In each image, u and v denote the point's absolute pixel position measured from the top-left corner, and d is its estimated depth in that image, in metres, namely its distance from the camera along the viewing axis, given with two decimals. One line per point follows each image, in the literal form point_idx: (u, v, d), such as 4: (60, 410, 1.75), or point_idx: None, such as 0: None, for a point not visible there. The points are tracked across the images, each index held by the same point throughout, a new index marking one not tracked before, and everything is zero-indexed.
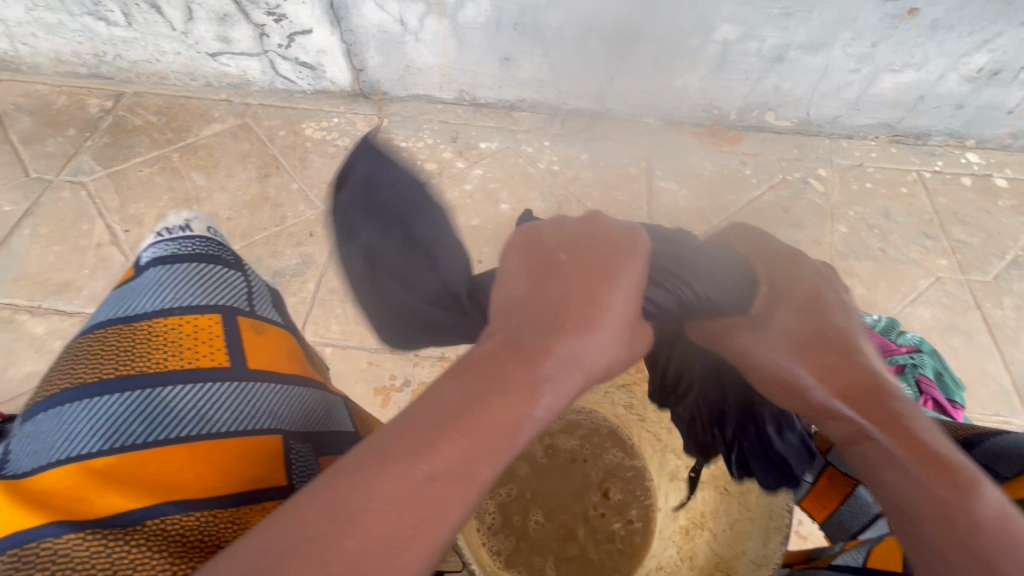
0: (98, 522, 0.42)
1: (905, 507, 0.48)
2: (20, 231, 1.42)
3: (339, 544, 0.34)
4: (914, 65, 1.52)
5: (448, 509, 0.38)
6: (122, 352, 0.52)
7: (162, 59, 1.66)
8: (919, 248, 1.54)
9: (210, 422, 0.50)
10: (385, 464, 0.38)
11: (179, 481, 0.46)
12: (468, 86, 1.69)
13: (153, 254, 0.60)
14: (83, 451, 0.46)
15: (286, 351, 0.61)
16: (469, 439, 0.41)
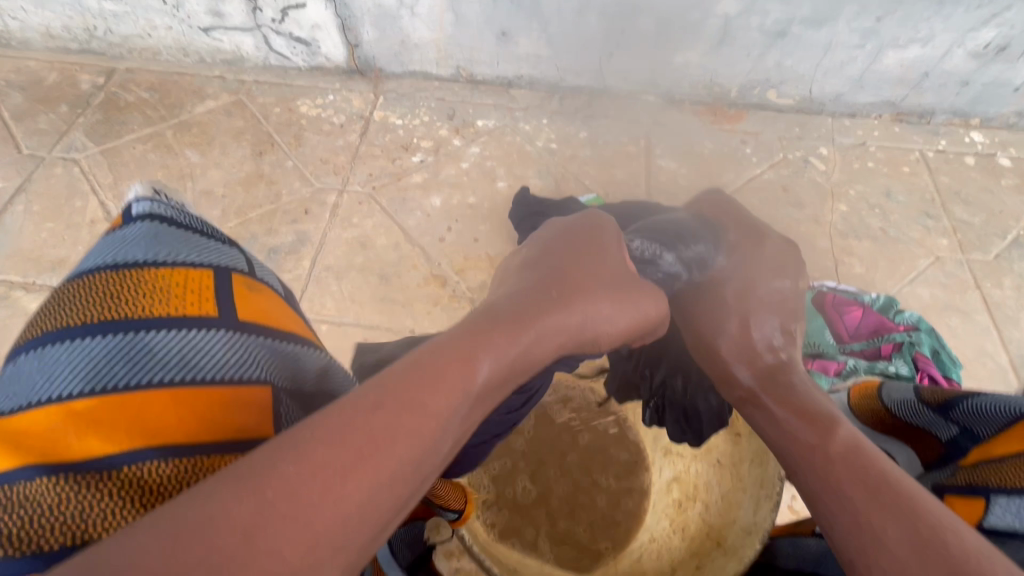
0: (71, 466, 0.40)
1: (790, 460, 0.59)
2: (13, 208, 1.41)
3: (276, 470, 0.34)
4: (920, 40, 1.48)
5: (397, 437, 0.38)
6: (107, 297, 0.48)
7: (154, 34, 1.63)
8: (920, 228, 1.52)
9: (197, 368, 0.48)
10: (338, 399, 0.40)
11: (159, 426, 0.44)
12: (465, 62, 1.66)
13: (146, 204, 0.56)
14: (64, 393, 0.43)
15: (285, 309, 0.59)
16: (419, 375, 0.42)
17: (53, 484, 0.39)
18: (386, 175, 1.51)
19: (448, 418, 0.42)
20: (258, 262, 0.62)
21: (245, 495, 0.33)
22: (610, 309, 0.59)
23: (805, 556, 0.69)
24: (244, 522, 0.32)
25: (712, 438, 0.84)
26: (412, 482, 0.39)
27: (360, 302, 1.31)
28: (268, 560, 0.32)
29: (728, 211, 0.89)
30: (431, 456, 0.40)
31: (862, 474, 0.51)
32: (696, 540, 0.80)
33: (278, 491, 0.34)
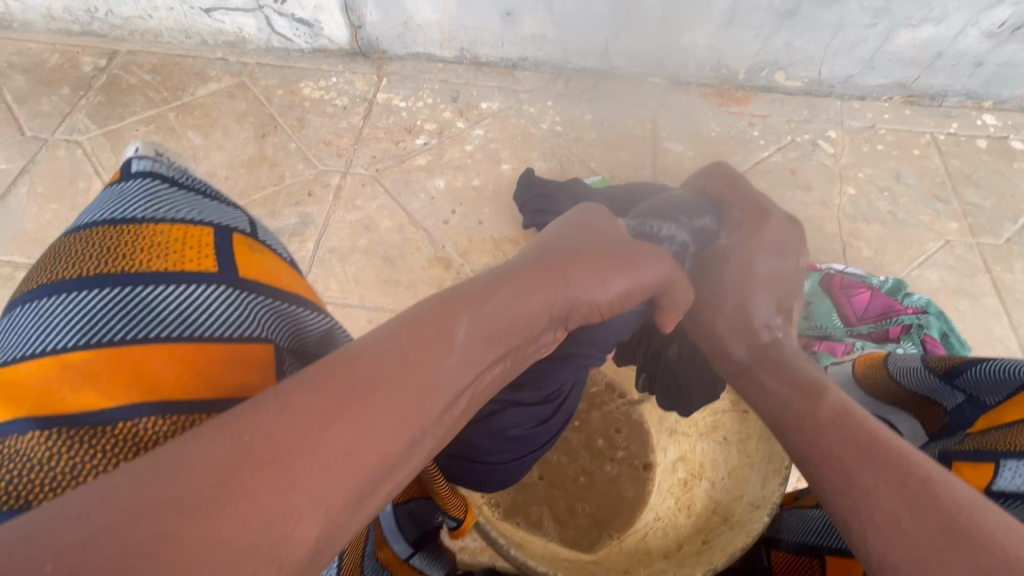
0: (66, 420, 0.40)
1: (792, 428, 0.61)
2: (16, 189, 1.41)
3: (256, 418, 0.35)
4: (933, 19, 1.45)
5: (376, 393, 0.39)
6: (104, 252, 0.49)
7: (155, 16, 1.62)
8: (930, 211, 1.50)
9: (196, 326, 0.48)
10: (325, 361, 0.40)
11: (156, 381, 0.44)
12: (469, 44, 1.64)
13: (145, 162, 0.57)
14: (59, 345, 0.43)
15: (285, 270, 0.59)
16: (402, 334, 0.43)
17: (48, 436, 0.39)
18: (390, 158, 1.50)
19: (433, 375, 0.42)
20: (261, 226, 0.61)
21: (224, 439, 0.33)
22: (609, 273, 0.59)
23: (809, 527, 0.69)
24: (218, 465, 0.32)
25: (718, 417, 0.83)
26: (395, 437, 0.38)
27: (364, 284, 1.31)
28: (245, 502, 0.32)
29: (733, 183, 0.85)
30: (415, 412, 0.40)
31: (856, 438, 0.53)
32: (701, 517, 0.79)
33: (256, 435, 0.34)
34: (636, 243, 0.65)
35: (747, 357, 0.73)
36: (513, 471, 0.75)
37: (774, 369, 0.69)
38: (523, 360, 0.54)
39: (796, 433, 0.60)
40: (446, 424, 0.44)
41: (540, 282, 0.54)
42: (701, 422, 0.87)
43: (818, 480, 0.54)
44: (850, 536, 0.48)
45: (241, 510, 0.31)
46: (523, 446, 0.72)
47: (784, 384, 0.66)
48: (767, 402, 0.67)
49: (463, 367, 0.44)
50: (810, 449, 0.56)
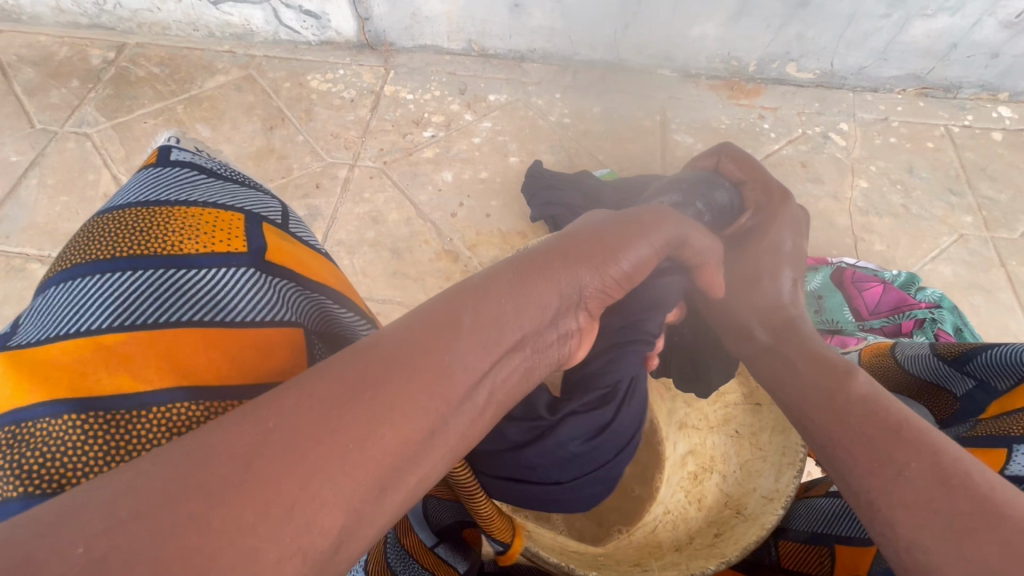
0: (100, 403, 0.40)
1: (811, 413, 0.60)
2: (26, 181, 1.41)
3: (283, 406, 0.35)
4: (949, 9, 1.43)
5: (400, 380, 0.39)
6: (137, 234, 0.49)
7: (163, 8, 1.62)
8: (943, 205, 1.48)
9: (228, 311, 0.48)
10: (352, 350, 0.40)
11: (186, 364, 0.44)
12: (476, 35, 1.63)
13: (183, 150, 0.59)
14: (94, 325, 0.43)
15: (312, 257, 0.59)
16: (415, 323, 0.43)
17: (82, 420, 0.39)
18: (397, 150, 1.50)
19: (448, 362, 0.41)
20: (293, 217, 0.62)
21: (247, 426, 0.34)
22: (630, 242, 0.54)
23: (818, 517, 0.69)
24: (244, 450, 0.33)
25: (730, 410, 0.85)
26: (414, 423, 0.38)
27: (371, 276, 1.31)
28: (268, 487, 0.32)
29: (749, 165, 0.87)
30: (432, 398, 0.39)
31: (872, 423, 0.52)
32: (713, 509, 0.79)
33: (277, 422, 0.34)
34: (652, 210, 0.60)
35: (769, 337, 0.72)
36: (584, 488, 0.68)
37: (796, 346, 0.68)
38: (544, 352, 0.50)
39: (814, 418, 0.59)
40: (469, 414, 0.42)
41: (556, 263, 0.51)
42: (713, 416, 0.88)
43: (835, 466, 0.53)
44: (872, 526, 0.47)
45: (265, 495, 0.31)
46: (585, 462, 0.67)
47: (808, 364, 0.65)
48: (784, 390, 0.66)
49: (479, 353, 0.43)
50: (830, 433, 0.56)
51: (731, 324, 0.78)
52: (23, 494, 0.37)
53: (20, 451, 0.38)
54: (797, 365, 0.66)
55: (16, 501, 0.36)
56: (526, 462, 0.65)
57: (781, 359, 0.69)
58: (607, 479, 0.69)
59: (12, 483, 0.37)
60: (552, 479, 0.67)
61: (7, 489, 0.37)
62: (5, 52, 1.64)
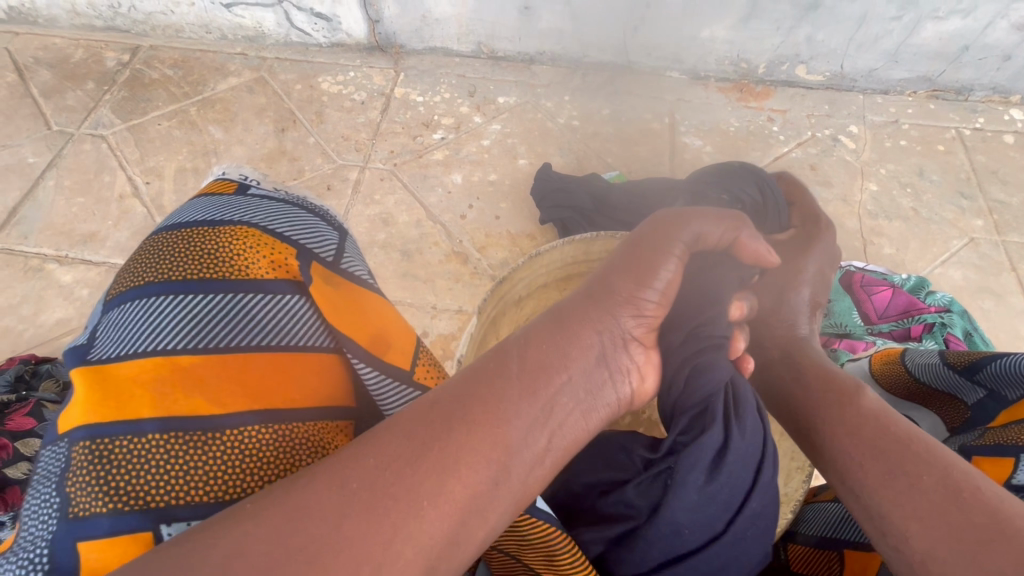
0: (179, 424, 0.44)
1: (813, 423, 0.61)
2: (43, 182, 1.44)
3: (356, 465, 0.40)
4: (961, 11, 1.43)
5: (460, 437, 0.42)
6: (204, 255, 0.50)
7: (177, 11, 1.64)
8: (954, 209, 1.48)
9: (292, 335, 0.50)
10: (416, 408, 0.44)
11: (256, 390, 0.47)
12: (486, 38, 1.64)
13: (259, 185, 0.58)
14: (169, 346, 0.46)
15: (369, 296, 0.54)
16: (475, 375, 0.46)
17: (165, 439, 0.43)
18: (407, 152, 1.51)
19: (504, 412, 0.44)
20: (352, 244, 0.58)
21: (333, 488, 0.38)
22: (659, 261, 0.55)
23: (828, 522, 0.69)
24: (332, 510, 0.37)
25: None
26: (477, 475, 0.41)
27: (382, 278, 1.32)
28: (355, 548, 0.36)
29: (799, 196, 0.96)
30: (494, 450, 0.42)
31: (879, 442, 0.54)
32: None
33: (360, 483, 0.39)
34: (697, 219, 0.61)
35: (775, 350, 0.74)
36: (748, 532, 0.60)
37: (803, 362, 0.70)
38: (598, 394, 0.50)
39: (819, 435, 0.60)
40: (527, 461, 0.44)
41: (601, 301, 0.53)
42: None
43: (840, 485, 0.55)
44: (884, 541, 0.49)
45: (355, 555, 0.36)
46: (724, 496, 0.59)
47: (813, 382, 0.65)
48: (789, 408, 0.66)
49: (535, 401, 0.45)
50: (834, 449, 0.57)
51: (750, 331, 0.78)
52: (111, 511, 0.41)
53: (105, 467, 0.41)
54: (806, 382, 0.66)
55: (106, 517, 0.40)
56: (669, 524, 0.58)
57: (788, 379, 0.69)
58: (765, 511, 0.61)
59: (101, 501, 0.41)
60: (709, 533, 0.58)
61: (96, 505, 0.40)
62: (22, 54, 1.67)
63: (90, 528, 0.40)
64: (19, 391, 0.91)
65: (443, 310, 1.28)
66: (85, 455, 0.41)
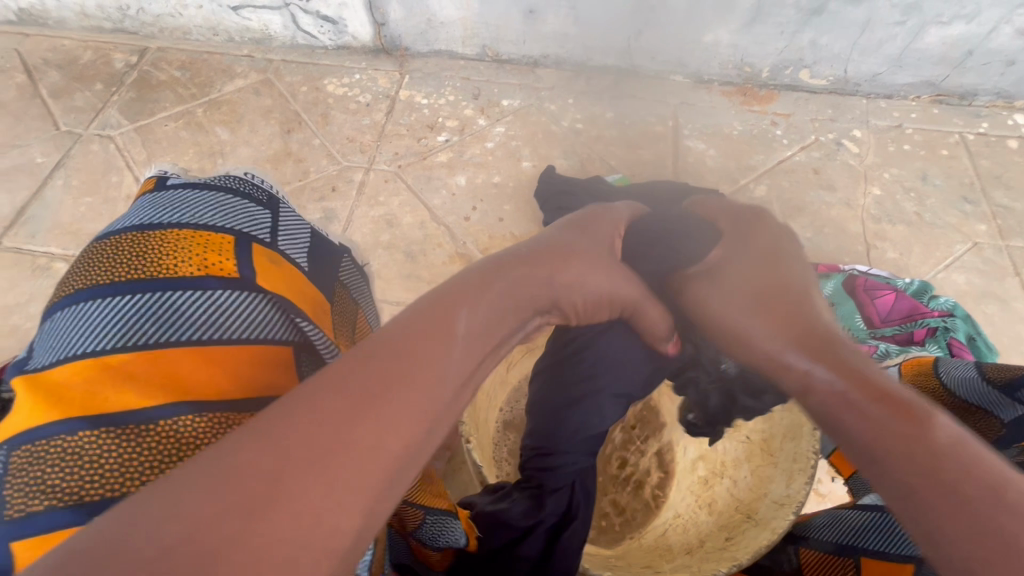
0: (112, 419, 0.42)
1: (870, 447, 0.50)
2: (52, 182, 1.45)
3: (288, 425, 0.38)
4: (965, 16, 1.43)
5: (396, 387, 0.42)
6: (134, 257, 0.51)
7: (184, 13, 1.66)
8: (958, 213, 1.48)
9: (224, 330, 0.50)
10: (353, 360, 0.43)
11: (189, 381, 0.46)
12: (491, 41, 1.65)
13: (179, 178, 0.60)
14: (96, 346, 0.45)
15: (301, 280, 0.60)
16: (404, 328, 0.47)
17: (98, 435, 0.41)
18: (412, 154, 1.52)
19: (437, 357, 0.46)
20: (285, 222, 0.63)
21: (260, 449, 0.36)
22: (593, 277, 0.66)
23: (843, 528, 0.69)
24: (264, 471, 0.35)
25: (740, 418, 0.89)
26: (416, 426, 0.41)
27: (386, 279, 1.33)
28: (293, 503, 0.34)
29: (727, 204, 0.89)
30: (429, 394, 0.43)
31: (955, 484, 0.43)
32: (724, 514, 0.83)
33: (295, 440, 0.37)
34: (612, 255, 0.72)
35: (807, 360, 0.62)
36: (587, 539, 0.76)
37: (834, 366, 0.59)
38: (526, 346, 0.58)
39: (879, 458, 0.49)
40: (455, 405, 0.46)
41: (535, 283, 0.60)
42: None
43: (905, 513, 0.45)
44: None
45: (286, 512, 0.34)
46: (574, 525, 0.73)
47: (872, 400, 0.53)
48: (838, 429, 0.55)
49: (459, 348, 0.48)
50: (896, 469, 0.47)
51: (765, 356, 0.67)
52: (48, 508, 0.39)
53: (38, 466, 0.40)
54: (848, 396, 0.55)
55: (43, 514, 0.39)
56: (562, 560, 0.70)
57: (830, 393, 0.57)
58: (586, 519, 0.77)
59: (38, 497, 0.39)
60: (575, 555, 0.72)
61: (33, 503, 0.39)
62: (32, 56, 1.69)
63: (24, 527, 0.38)
64: None
65: None
66: (25, 459, 0.40)
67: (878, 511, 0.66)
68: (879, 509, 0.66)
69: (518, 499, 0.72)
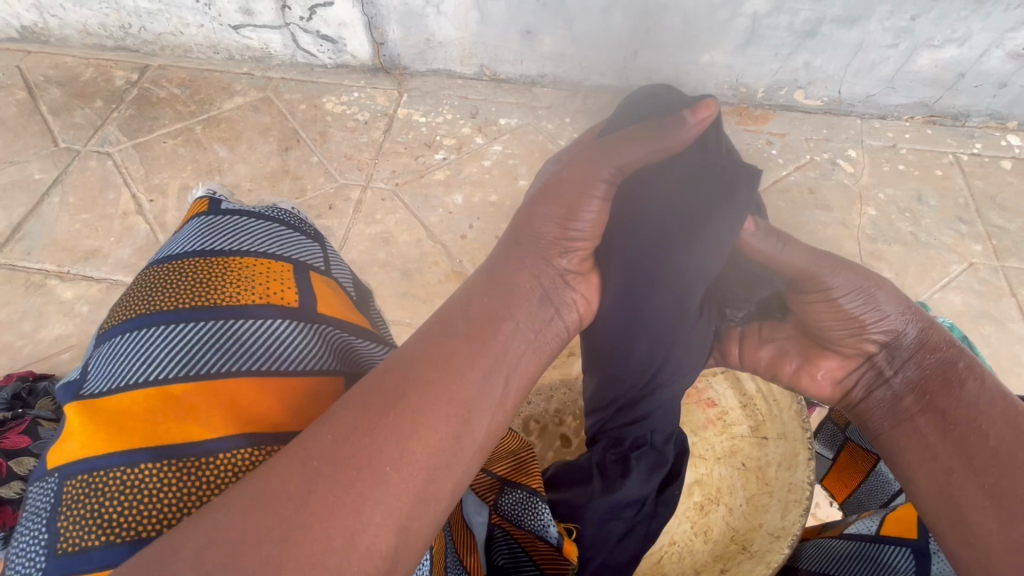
0: (174, 450, 0.42)
1: (953, 424, 0.59)
2: (48, 199, 1.45)
3: (315, 445, 0.40)
4: (956, 40, 1.45)
5: (414, 397, 0.44)
6: (199, 284, 0.52)
7: (186, 32, 1.68)
8: (953, 233, 1.48)
9: (283, 360, 0.49)
10: (371, 377, 0.45)
11: (249, 410, 0.46)
12: (489, 61, 1.67)
13: (230, 204, 0.63)
14: (161, 376, 0.45)
15: (351, 306, 0.61)
16: (423, 340, 0.49)
17: (159, 467, 0.42)
18: (409, 172, 1.53)
19: (451, 366, 0.47)
20: (331, 253, 0.66)
21: (293, 472, 0.38)
22: (569, 205, 0.63)
23: (831, 558, 0.67)
24: (299, 490, 0.38)
25: (738, 443, 0.89)
26: (439, 435, 0.43)
27: (382, 297, 1.32)
28: (325, 524, 0.37)
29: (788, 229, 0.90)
30: (453, 407, 0.45)
31: (985, 451, 0.56)
32: (720, 543, 0.82)
33: (322, 459, 0.39)
34: (563, 166, 0.67)
35: (917, 344, 0.68)
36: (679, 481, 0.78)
37: (920, 363, 0.66)
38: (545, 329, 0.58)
39: (961, 427, 0.58)
40: (483, 414, 0.47)
41: (533, 244, 0.61)
42: (718, 448, 0.90)
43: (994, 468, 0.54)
44: (967, 542, 0.52)
45: (330, 526, 0.37)
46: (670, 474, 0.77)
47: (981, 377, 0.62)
48: (945, 396, 0.62)
49: (479, 354, 0.49)
50: (989, 434, 0.56)
51: (837, 310, 0.69)
52: (103, 544, 0.39)
53: (98, 499, 0.40)
54: (950, 366, 0.64)
55: (99, 550, 0.39)
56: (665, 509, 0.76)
57: (937, 370, 0.65)
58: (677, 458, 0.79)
59: (95, 534, 0.40)
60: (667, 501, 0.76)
61: (88, 539, 0.39)
62: (33, 73, 1.70)
63: (83, 562, 0.39)
64: (16, 408, 1.06)
65: None
66: (81, 487, 0.41)
67: (861, 540, 0.65)
68: (865, 539, 0.64)
69: (633, 469, 0.72)
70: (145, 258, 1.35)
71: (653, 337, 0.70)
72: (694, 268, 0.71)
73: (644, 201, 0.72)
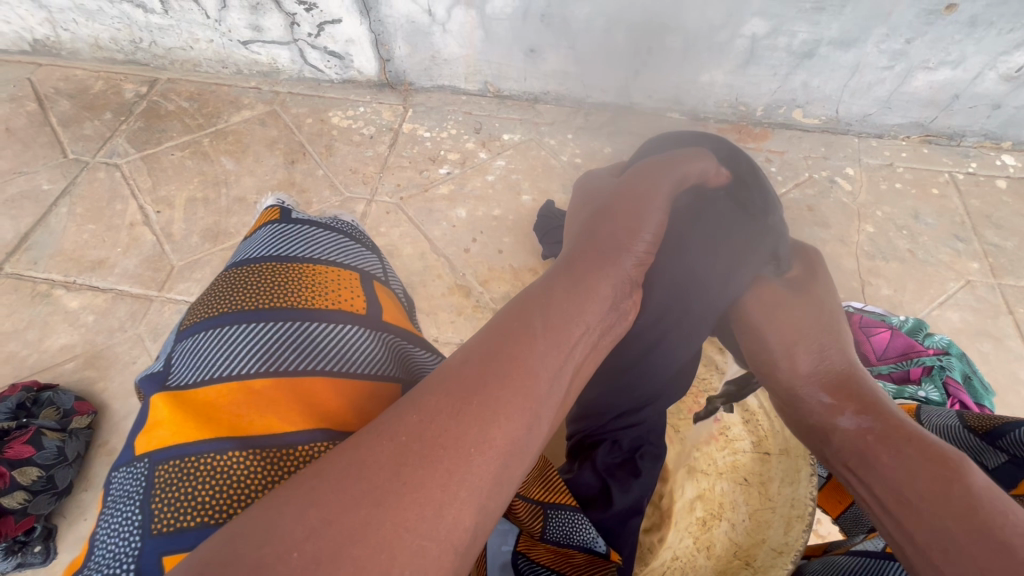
0: (256, 442, 0.44)
1: (888, 496, 0.57)
2: (56, 210, 1.46)
3: (402, 422, 0.40)
4: (950, 62, 1.48)
5: (494, 384, 0.42)
6: (274, 288, 0.54)
7: (195, 47, 1.71)
8: (950, 251, 1.50)
9: (352, 363, 0.51)
10: (448, 366, 0.44)
11: (323, 408, 0.47)
12: (493, 78, 1.70)
13: (300, 212, 0.66)
14: (244, 371, 0.47)
15: (407, 317, 0.63)
16: (497, 332, 0.47)
17: (245, 456, 0.43)
18: (413, 186, 1.55)
19: (526, 355, 0.46)
20: (386, 263, 0.68)
21: (379, 446, 0.38)
22: (638, 214, 0.66)
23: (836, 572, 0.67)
24: (388, 461, 0.37)
25: (739, 458, 0.91)
26: (517, 423, 0.41)
27: None
28: (414, 495, 0.36)
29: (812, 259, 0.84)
30: (530, 398, 0.43)
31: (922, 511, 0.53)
32: (722, 559, 0.81)
33: (408, 437, 0.38)
34: (624, 181, 0.71)
35: (836, 400, 0.66)
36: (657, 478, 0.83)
37: (844, 416, 0.65)
38: (608, 329, 0.57)
39: (899, 498, 0.55)
40: (553, 408, 0.46)
41: (610, 252, 0.61)
42: (721, 462, 0.93)
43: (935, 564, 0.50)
44: None
45: (418, 498, 0.36)
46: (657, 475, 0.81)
47: (904, 443, 0.58)
48: (867, 465, 0.60)
49: (554, 346, 0.48)
50: (917, 494, 0.54)
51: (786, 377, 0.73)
52: (199, 524, 0.41)
53: (190, 483, 0.42)
54: (863, 436, 0.62)
55: (194, 529, 0.41)
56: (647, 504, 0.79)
57: (859, 437, 0.62)
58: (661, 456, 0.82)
59: (190, 515, 0.41)
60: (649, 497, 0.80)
61: (183, 520, 0.41)
62: (43, 85, 1.73)
63: (177, 542, 0.40)
64: (20, 418, 1.07)
65: (444, 343, 1.29)
66: (172, 470, 0.43)
67: (870, 558, 0.65)
68: (872, 556, 0.65)
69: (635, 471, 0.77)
70: (151, 269, 1.36)
71: (665, 360, 0.74)
72: (725, 289, 0.75)
73: (694, 214, 0.75)
